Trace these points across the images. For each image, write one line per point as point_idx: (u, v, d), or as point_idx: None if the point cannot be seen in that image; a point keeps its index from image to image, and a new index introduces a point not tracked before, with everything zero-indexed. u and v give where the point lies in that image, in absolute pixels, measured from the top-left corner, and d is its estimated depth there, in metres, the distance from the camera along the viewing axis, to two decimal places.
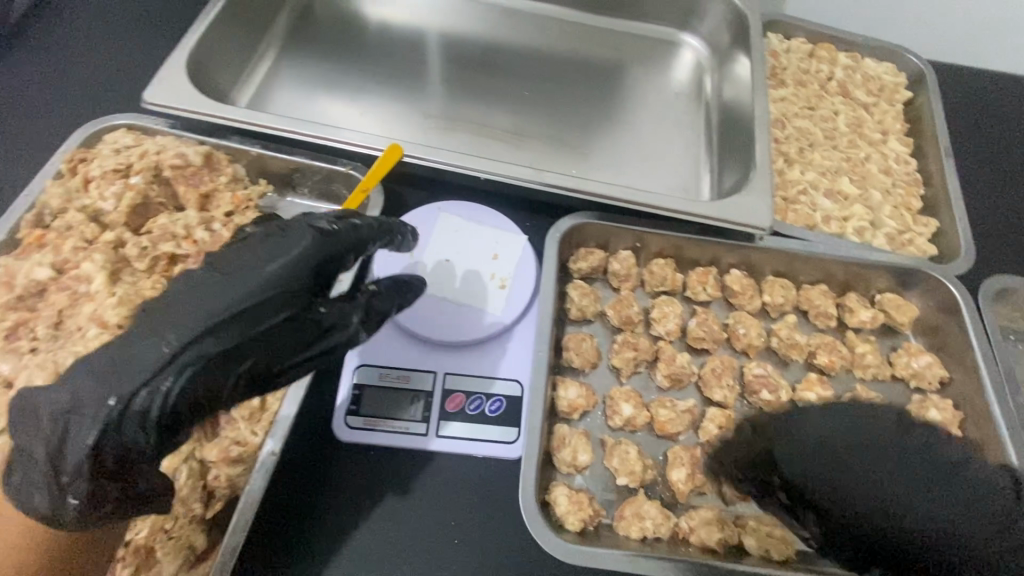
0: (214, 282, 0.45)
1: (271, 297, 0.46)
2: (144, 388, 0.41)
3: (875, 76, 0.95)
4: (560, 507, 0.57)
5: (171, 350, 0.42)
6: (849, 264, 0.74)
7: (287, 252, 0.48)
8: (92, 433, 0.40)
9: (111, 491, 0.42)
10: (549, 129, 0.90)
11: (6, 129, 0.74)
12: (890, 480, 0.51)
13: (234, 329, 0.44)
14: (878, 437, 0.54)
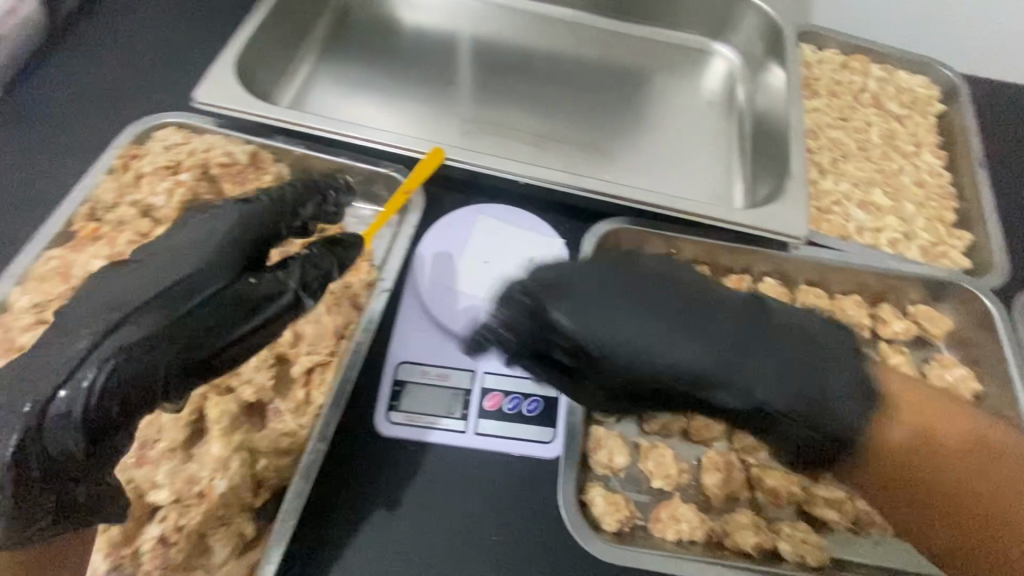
0: (126, 280, 0.45)
1: (189, 277, 0.46)
2: (65, 387, 0.40)
3: (907, 89, 0.96)
4: (597, 508, 0.58)
5: (87, 347, 0.41)
6: (883, 275, 0.75)
7: (203, 239, 0.49)
8: (11, 441, 0.39)
9: (45, 502, 0.42)
10: (583, 135, 0.91)
11: (60, 126, 0.76)
12: (698, 354, 0.56)
13: (158, 314, 0.44)
14: (679, 316, 0.57)
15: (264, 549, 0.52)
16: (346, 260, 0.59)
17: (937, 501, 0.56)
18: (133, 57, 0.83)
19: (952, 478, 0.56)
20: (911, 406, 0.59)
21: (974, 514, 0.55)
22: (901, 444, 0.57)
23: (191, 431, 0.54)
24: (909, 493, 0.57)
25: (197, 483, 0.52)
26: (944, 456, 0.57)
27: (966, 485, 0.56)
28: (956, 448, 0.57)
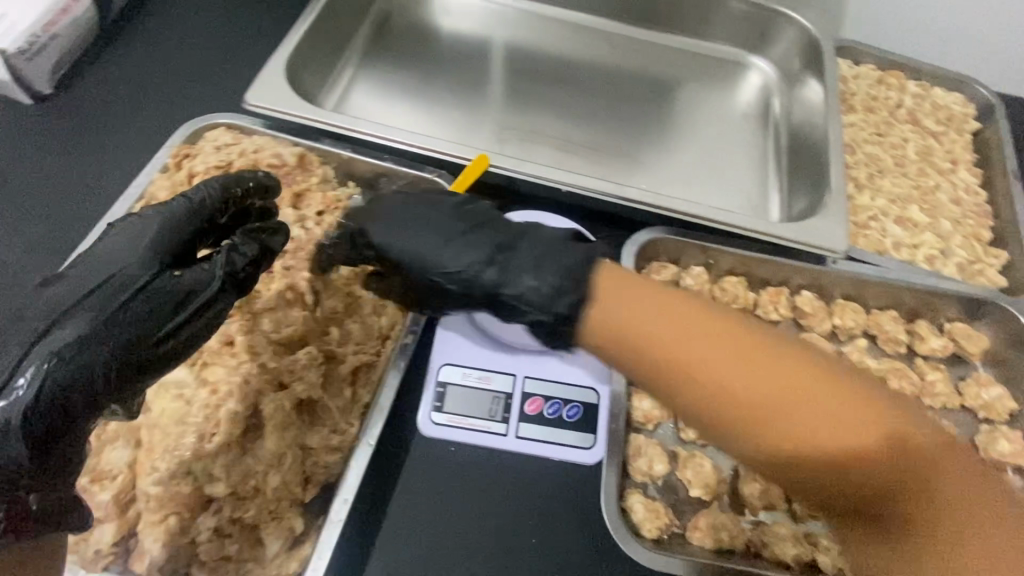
0: (54, 291, 0.46)
1: (111, 279, 0.46)
2: (2, 395, 0.41)
3: (943, 106, 0.96)
4: (637, 514, 0.59)
5: (22, 356, 0.42)
6: (920, 291, 0.75)
7: (125, 241, 0.48)
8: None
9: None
10: (619, 144, 0.92)
11: (113, 125, 0.78)
12: (463, 253, 0.52)
13: (85, 317, 0.44)
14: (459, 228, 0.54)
15: (313, 545, 0.52)
16: (275, 248, 0.55)
17: (736, 425, 0.41)
18: (182, 59, 0.85)
19: (741, 388, 0.40)
20: (664, 314, 0.43)
21: (780, 442, 0.40)
22: (606, 330, 0.44)
23: (246, 426, 0.55)
24: (710, 409, 0.41)
25: (251, 479, 0.53)
26: (700, 355, 0.41)
27: (787, 416, 0.40)
28: (740, 353, 0.41)
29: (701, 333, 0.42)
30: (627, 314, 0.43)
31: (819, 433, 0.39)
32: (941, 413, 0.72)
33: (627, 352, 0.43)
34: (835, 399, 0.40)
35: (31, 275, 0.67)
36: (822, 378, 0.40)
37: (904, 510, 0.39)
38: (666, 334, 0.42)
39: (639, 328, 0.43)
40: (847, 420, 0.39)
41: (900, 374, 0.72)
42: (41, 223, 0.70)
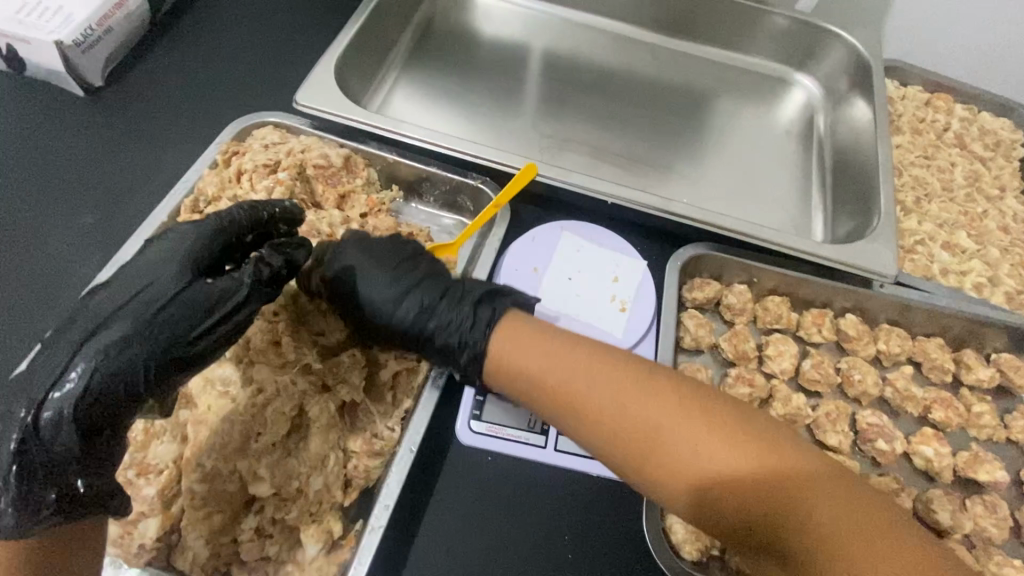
0: (98, 298, 0.47)
1: (150, 284, 0.47)
2: (54, 389, 0.42)
3: (992, 130, 0.94)
4: (677, 535, 0.58)
5: (70, 355, 0.43)
6: (969, 320, 0.73)
7: (163, 252, 0.49)
8: (14, 440, 0.41)
9: (45, 496, 0.42)
10: (661, 156, 0.90)
11: (162, 119, 0.79)
12: (396, 302, 0.58)
13: (126, 321, 0.45)
14: (399, 277, 0.59)
15: (353, 550, 0.52)
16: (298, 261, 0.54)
17: (606, 447, 0.50)
18: (230, 57, 0.86)
19: (606, 415, 0.50)
20: (551, 354, 0.53)
21: (641, 461, 0.49)
22: (511, 368, 0.54)
23: (290, 426, 0.55)
24: (586, 432, 0.51)
25: (294, 481, 0.53)
26: (576, 386, 0.51)
27: (644, 438, 0.49)
28: (607, 387, 0.51)
29: (582, 367, 0.52)
30: (527, 353, 0.54)
31: (679, 455, 0.47)
32: (986, 446, 0.70)
33: (525, 384, 0.54)
34: (688, 424, 0.48)
35: (79, 264, 0.68)
36: (681, 407, 0.49)
37: (767, 525, 0.45)
38: (552, 370, 0.52)
39: (532, 366, 0.53)
40: (696, 441, 0.47)
41: (946, 404, 0.70)
42: (89, 213, 0.71)
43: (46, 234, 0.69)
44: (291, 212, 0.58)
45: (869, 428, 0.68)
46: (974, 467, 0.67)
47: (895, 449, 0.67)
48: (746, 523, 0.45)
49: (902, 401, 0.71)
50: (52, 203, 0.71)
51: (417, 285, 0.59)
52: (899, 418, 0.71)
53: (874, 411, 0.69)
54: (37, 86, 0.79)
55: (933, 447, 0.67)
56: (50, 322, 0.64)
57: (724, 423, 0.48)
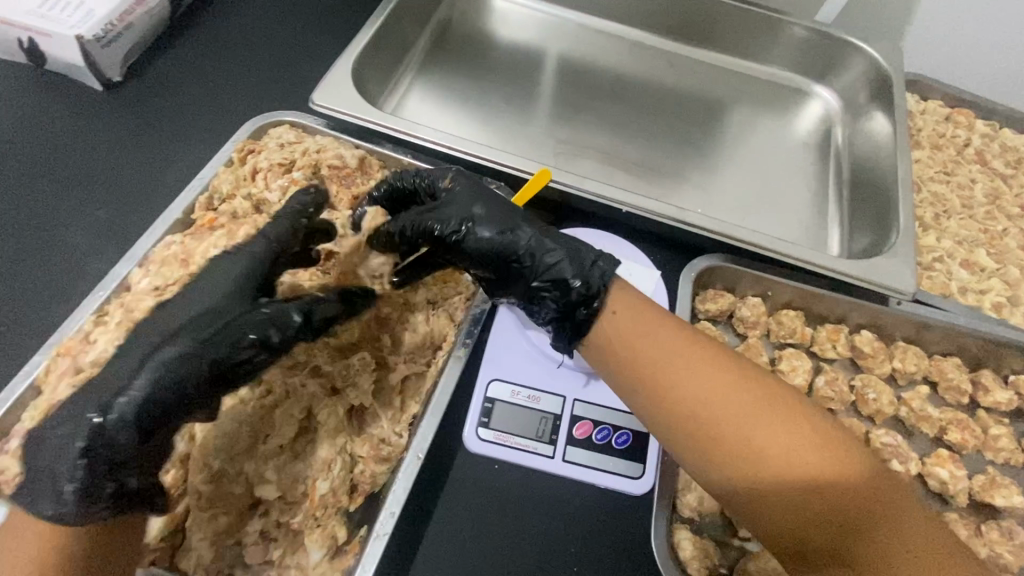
0: (160, 314, 0.46)
1: (219, 301, 0.47)
2: (119, 395, 0.41)
3: (1014, 147, 0.93)
4: (685, 552, 0.56)
5: (139, 363, 0.43)
6: (988, 341, 0.71)
7: (232, 272, 0.49)
8: (81, 439, 0.40)
9: (103, 489, 0.41)
10: (676, 166, 0.90)
11: (179, 115, 0.79)
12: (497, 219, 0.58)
13: (191, 333, 0.44)
14: (505, 205, 0.59)
15: (357, 556, 0.51)
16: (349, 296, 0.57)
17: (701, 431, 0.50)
18: (248, 56, 0.86)
19: (700, 401, 0.50)
20: (652, 336, 0.54)
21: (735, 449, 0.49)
22: (608, 345, 0.55)
23: (298, 430, 0.56)
24: (673, 419, 0.51)
25: (299, 485, 0.53)
26: (673, 369, 0.52)
27: (736, 430, 0.49)
28: (705, 375, 0.51)
29: (684, 352, 0.53)
30: (628, 333, 0.54)
31: (771, 452, 0.48)
32: (1004, 470, 0.69)
33: (617, 363, 0.54)
34: (783, 422, 0.49)
35: (92, 258, 0.68)
36: (775, 404, 0.50)
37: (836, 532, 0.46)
38: (649, 352, 0.53)
39: (631, 346, 0.54)
40: (789, 439, 0.48)
41: (963, 426, 0.69)
42: (103, 208, 0.71)
43: (61, 227, 0.70)
44: (322, 197, 0.58)
45: (883, 448, 0.66)
46: (990, 491, 0.65)
47: (908, 470, 0.65)
48: (828, 531, 0.46)
49: (917, 421, 0.69)
50: (66, 196, 0.72)
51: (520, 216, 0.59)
52: (913, 438, 0.70)
53: (888, 430, 0.68)
54: (56, 80, 0.80)
55: (948, 469, 0.65)
56: (63, 316, 0.64)
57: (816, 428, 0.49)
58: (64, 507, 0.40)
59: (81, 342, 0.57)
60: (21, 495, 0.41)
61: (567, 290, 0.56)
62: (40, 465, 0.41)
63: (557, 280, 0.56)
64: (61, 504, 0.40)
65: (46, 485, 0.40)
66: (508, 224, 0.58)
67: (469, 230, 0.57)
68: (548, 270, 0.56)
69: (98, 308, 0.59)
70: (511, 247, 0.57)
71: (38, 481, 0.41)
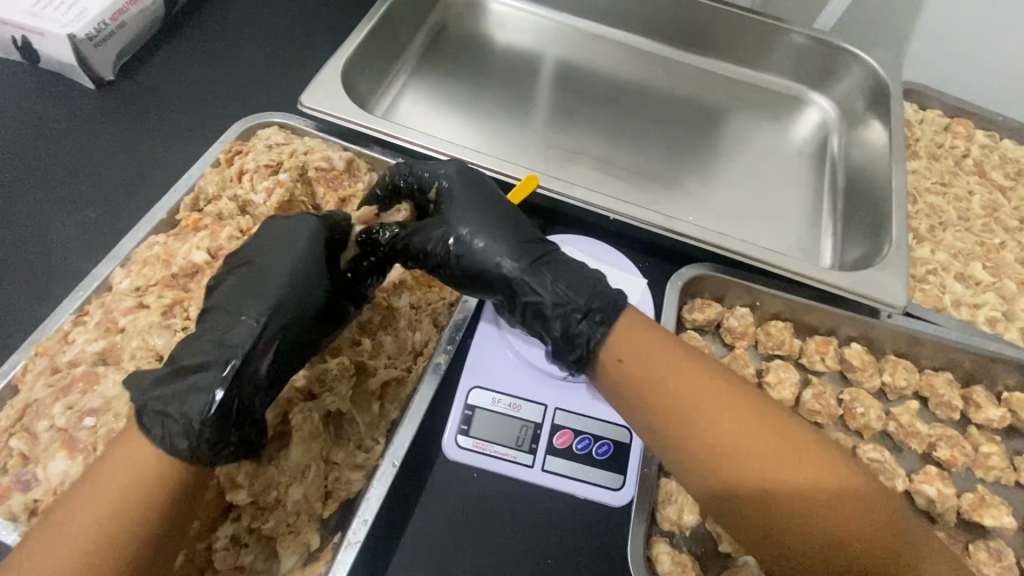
0: (254, 278, 0.53)
1: (311, 272, 0.54)
2: (247, 353, 0.49)
3: (1014, 159, 0.91)
4: (664, 565, 0.55)
5: (257, 325, 0.50)
6: (981, 356, 0.70)
7: (314, 245, 0.55)
8: (221, 389, 0.47)
9: (231, 435, 0.47)
10: (669, 172, 0.89)
11: (170, 114, 0.79)
12: (490, 253, 0.60)
13: (298, 300, 0.53)
14: (503, 232, 0.61)
15: (329, 563, 0.50)
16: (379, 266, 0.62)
17: (714, 467, 0.49)
18: (240, 57, 0.86)
19: (718, 435, 0.49)
20: (671, 364, 0.53)
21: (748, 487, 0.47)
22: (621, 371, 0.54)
23: (273, 435, 0.55)
24: (686, 450, 0.50)
25: (272, 491, 0.53)
26: (689, 399, 0.51)
27: (757, 465, 0.47)
28: (722, 412, 0.50)
29: (698, 391, 0.51)
30: (646, 361, 0.54)
31: (791, 489, 0.46)
32: (993, 488, 0.67)
33: (632, 389, 0.54)
34: (802, 462, 0.47)
35: (77, 257, 0.68)
36: (797, 440, 0.48)
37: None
38: (667, 380, 0.52)
39: (647, 374, 0.53)
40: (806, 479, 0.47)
41: (953, 442, 0.68)
42: (90, 207, 0.71)
43: (47, 226, 0.70)
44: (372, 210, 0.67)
45: (870, 463, 0.65)
46: (979, 510, 0.64)
47: (896, 487, 0.64)
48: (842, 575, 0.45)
49: (906, 437, 0.68)
50: (54, 194, 0.72)
51: (518, 245, 0.60)
52: (902, 454, 0.69)
53: (876, 445, 0.66)
54: (48, 78, 0.80)
55: (936, 487, 0.64)
56: (45, 315, 0.64)
57: (841, 467, 0.48)
58: (201, 446, 0.45)
59: (60, 342, 0.57)
60: (148, 433, 0.45)
61: (553, 340, 0.58)
62: (170, 411, 0.46)
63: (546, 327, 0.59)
64: (196, 445, 0.45)
65: (180, 426, 0.45)
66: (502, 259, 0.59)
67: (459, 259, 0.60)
68: (535, 313, 0.59)
69: (79, 308, 0.59)
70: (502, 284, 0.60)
71: (168, 422, 0.45)
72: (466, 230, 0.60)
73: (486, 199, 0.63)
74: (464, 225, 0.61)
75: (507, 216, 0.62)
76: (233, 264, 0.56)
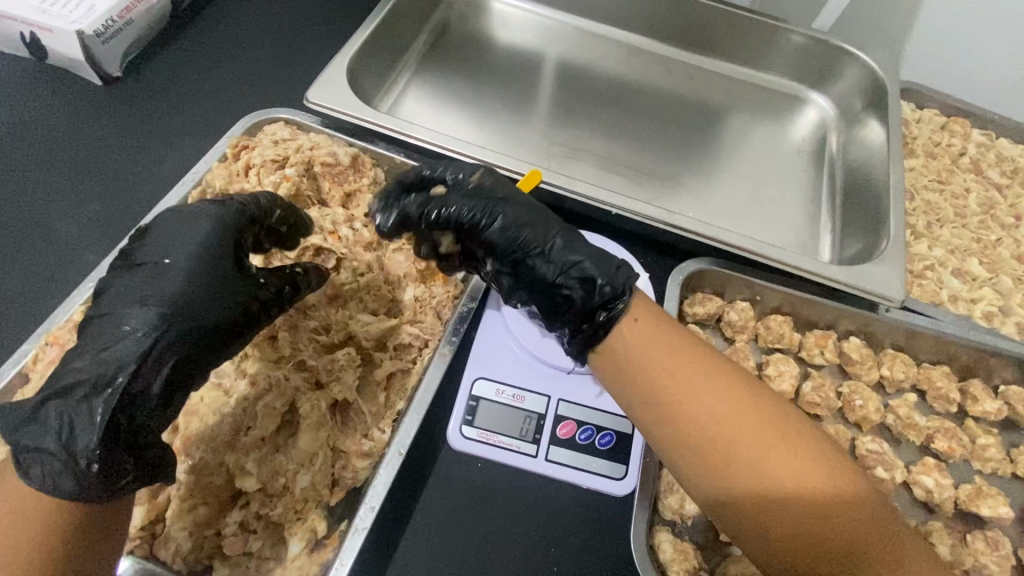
0: (148, 275, 0.48)
1: (197, 272, 0.49)
2: (124, 374, 0.43)
3: (1011, 157, 0.92)
4: (665, 553, 0.56)
5: (145, 338, 0.45)
6: (978, 350, 0.71)
7: (203, 246, 0.50)
8: (104, 409, 0.42)
9: (125, 462, 0.43)
10: (670, 170, 0.90)
11: (175, 110, 0.80)
12: (519, 221, 0.58)
13: (182, 303, 0.47)
14: (535, 210, 0.60)
15: (335, 550, 0.51)
16: (303, 224, 0.62)
17: (714, 453, 0.49)
18: (248, 54, 0.87)
19: (708, 428, 0.49)
20: (664, 353, 0.53)
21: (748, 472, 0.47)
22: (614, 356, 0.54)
23: (281, 424, 0.57)
24: (682, 433, 0.50)
25: (279, 478, 0.54)
26: (693, 385, 0.51)
27: (747, 458, 0.48)
28: (724, 398, 0.50)
29: (700, 379, 0.51)
30: (638, 351, 0.53)
31: (785, 471, 0.47)
32: (990, 480, 0.68)
33: (624, 380, 0.54)
34: (798, 447, 0.48)
35: (85, 251, 0.69)
36: (786, 430, 0.49)
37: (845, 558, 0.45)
38: (661, 375, 0.52)
39: (638, 362, 0.53)
40: (804, 464, 0.47)
41: (950, 434, 0.69)
42: (98, 201, 0.72)
43: (56, 219, 0.70)
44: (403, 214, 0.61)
45: (868, 455, 0.66)
46: (976, 501, 0.64)
47: (894, 478, 0.65)
48: (836, 556, 0.45)
49: (904, 429, 0.69)
50: (63, 188, 0.72)
51: (543, 221, 0.59)
52: (900, 445, 0.70)
53: (874, 437, 0.67)
54: (57, 74, 0.81)
55: (933, 478, 0.65)
56: (55, 307, 0.65)
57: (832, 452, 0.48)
58: (89, 483, 0.41)
59: (69, 332, 0.58)
60: (25, 476, 0.41)
61: (586, 293, 0.56)
62: (49, 445, 0.41)
63: (580, 278, 0.56)
64: (85, 481, 0.41)
65: (61, 463, 0.41)
66: (530, 228, 0.58)
67: (494, 219, 0.58)
68: (568, 269, 0.57)
69: (88, 299, 0.60)
70: (529, 244, 0.58)
71: (46, 460, 0.41)
72: (491, 201, 0.59)
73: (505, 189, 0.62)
74: (490, 199, 0.59)
75: (526, 201, 0.61)
76: (123, 261, 0.50)
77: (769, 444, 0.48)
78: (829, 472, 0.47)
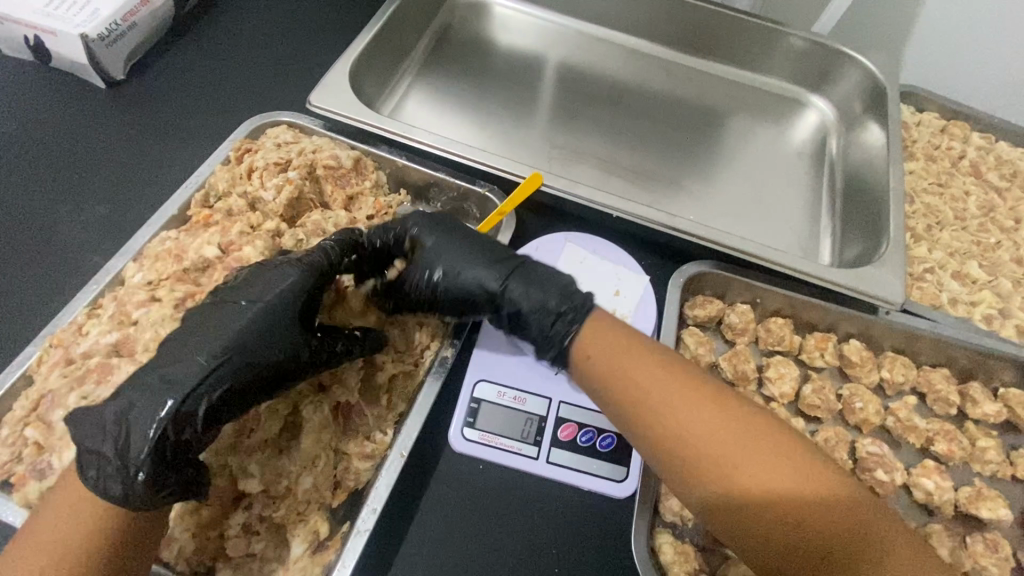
0: (224, 315, 0.51)
1: (267, 316, 0.52)
2: (182, 392, 0.46)
3: (1010, 160, 0.92)
4: (665, 555, 0.57)
5: (208, 366, 0.48)
6: (977, 353, 0.71)
7: (279, 292, 0.53)
8: (156, 425, 0.44)
9: (169, 477, 0.44)
10: (670, 173, 0.90)
11: (178, 113, 0.80)
12: (462, 285, 0.61)
13: (248, 345, 0.50)
14: (477, 262, 0.61)
15: (338, 551, 0.51)
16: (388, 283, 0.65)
17: (696, 454, 0.49)
18: (250, 57, 0.87)
19: (687, 428, 0.50)
20: (640, 363, 0.54)
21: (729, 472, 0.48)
22: (594, 363, 0.55)
23: (285, 425, 0.57)
24: (663, 436, 0.51)
25: (283, 480, 0.55)
26: (666, 387, 0.52)
27: (727, 457, 0.48)
28: (698, 401, 0.51)
29: (674, 383, 0.52)
30: (614, 357, 0.55)
31: (765, 470, 0.47)
32: (990, 482, 0.69)
33: (605, 387, 0.55)
34: (775, 446, 0.48)
35: (89, 254, 0.69)
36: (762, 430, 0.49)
37: (843, 554, 0.45)
38: (638, 378, 0.53)
39: (614, 371, 0.54)
40: (781, 462, 0.47)
41: (950, 437, 0.69)
42: (102, 203, 0.72)
43: (60, 221, 0.71)
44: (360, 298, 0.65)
45: (868, 457, 0.66)
46: (976, 503, 0.65)
47: (894, 481, 0.65)
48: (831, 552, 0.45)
49: (904, 431, 0.70)
50: (66, 191, 0.73)
51: (486, 272, 0.61)
52: (900, 448, 0.70)
53: (874, 439, 0.68)
54: (61, 77, 0.81)
55: (933, 480, 0.65)
56: (58, 309, 0.65)
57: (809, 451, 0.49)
58: (135, 490, 0.43)
59: (73, 334, 0.58)
60: (83, 475, 0.43)
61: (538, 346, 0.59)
62: (104, 448, 0.44)
63: (534, 332, 0.59)
64: (131, 489, 0.43)
65: (115, 467, 0.43)
66: (476, 287, 0.61)
67: (445, 294, 0.61)
68: (518, 321, 0.60)
69: (93, 301, 0.61)
70: (478, 302, 0.61)
71: (103, 463, 0.43)
72: (434, 266, 0.61)
73: (445, 238, 0.63)
74: (434, 264, 0.62)
75: (468, 251, 0.62)
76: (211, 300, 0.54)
77: (747, 442, 0.48)
78: (807, 468, 0.47)
